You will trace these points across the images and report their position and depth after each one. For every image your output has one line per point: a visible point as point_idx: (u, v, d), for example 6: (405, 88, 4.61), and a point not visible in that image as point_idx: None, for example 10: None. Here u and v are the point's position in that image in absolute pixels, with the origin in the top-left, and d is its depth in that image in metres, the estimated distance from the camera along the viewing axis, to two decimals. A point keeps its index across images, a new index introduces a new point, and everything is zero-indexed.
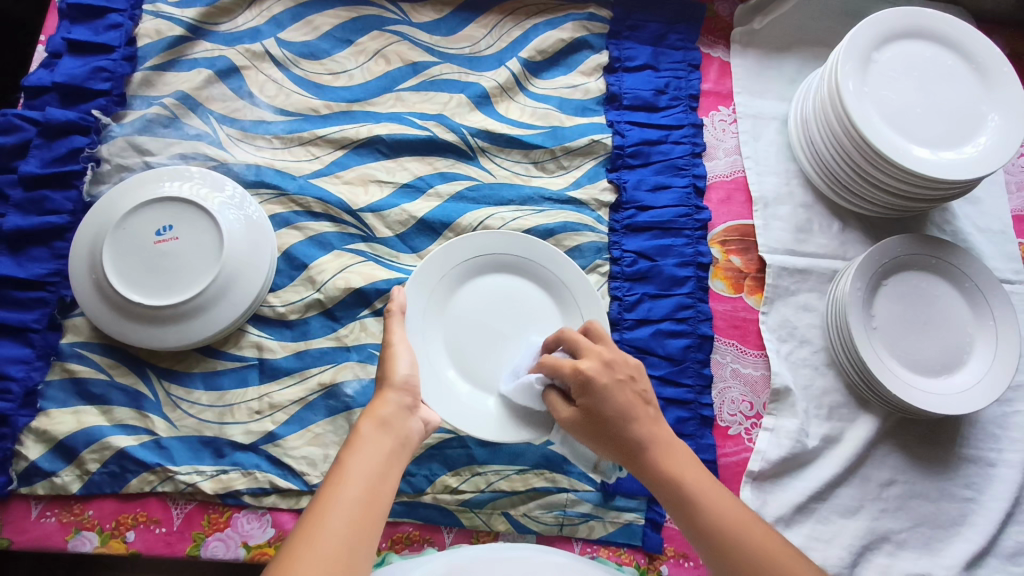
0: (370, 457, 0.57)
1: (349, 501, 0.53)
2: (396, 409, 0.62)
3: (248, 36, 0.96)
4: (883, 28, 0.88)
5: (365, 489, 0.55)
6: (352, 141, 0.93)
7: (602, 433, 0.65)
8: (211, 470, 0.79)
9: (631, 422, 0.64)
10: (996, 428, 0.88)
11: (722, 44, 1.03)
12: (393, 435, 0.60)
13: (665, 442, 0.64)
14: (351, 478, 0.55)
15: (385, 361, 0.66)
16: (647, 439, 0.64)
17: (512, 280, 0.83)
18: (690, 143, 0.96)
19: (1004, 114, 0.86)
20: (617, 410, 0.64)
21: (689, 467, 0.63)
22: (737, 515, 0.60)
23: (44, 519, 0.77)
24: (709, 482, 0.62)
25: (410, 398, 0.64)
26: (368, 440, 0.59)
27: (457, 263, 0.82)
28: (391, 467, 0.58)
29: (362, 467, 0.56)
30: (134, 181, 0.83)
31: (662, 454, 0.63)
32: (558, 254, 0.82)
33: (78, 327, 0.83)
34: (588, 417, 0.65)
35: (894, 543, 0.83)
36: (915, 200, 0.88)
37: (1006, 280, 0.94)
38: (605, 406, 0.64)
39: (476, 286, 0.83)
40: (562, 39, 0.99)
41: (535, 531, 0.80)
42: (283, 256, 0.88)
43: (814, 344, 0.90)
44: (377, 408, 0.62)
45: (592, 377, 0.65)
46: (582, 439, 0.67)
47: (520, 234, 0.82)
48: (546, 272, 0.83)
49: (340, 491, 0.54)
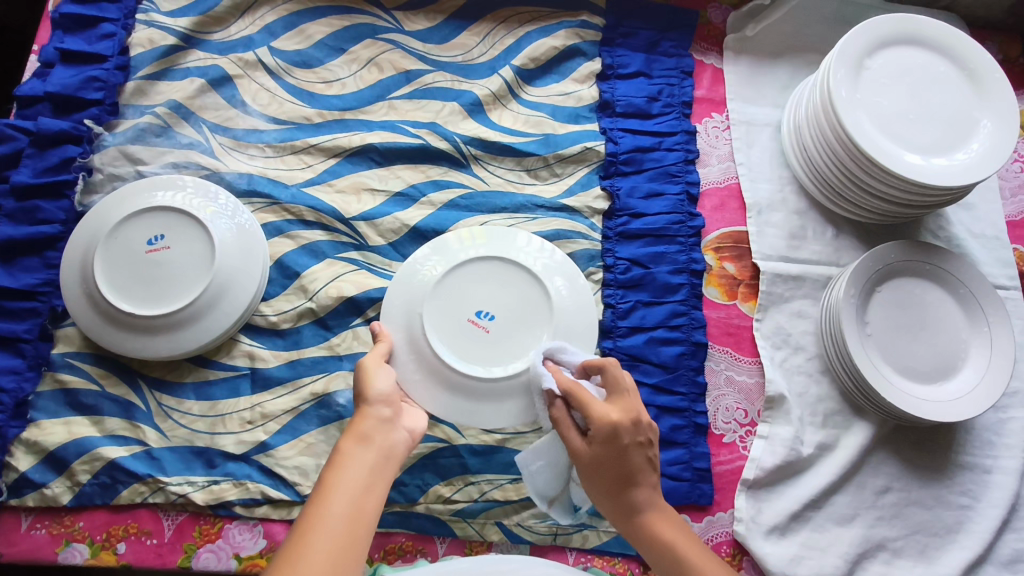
0: (354, 471, 0.57)
1: (332, 519, 0.53)
2: (377, 423, 0.61)
3: (241, 45, 0.96)
4: (875, 35, 0.88)
5: (348, 505, 0.54)
6: (345, 149, 0.93)
7: (614, 483, 0.64)
8: (203, 481, 0.79)
9: (627, 468, 0.63)
10: (992, 435, 0.87)
11: (715, 50, 1.03)
12: (377, 447, 0.60)
13: (663, 509, 0.65)
14: (333, 496, 0.54)
15: (361, 378, 0.65)
16: (644, 502, 0.64)
17: (448, 323, 0.72)
18: (684, 150, 0.96)
19: (996, 120, 0.86)
20: (611, 469, 0.63)
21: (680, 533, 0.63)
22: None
23: (34, 531, 0.77)
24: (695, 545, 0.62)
25: (390, 410, 0.63)
26: (349, 455, 0.58)
27: (424, 279, 0.75)
28: (376, 480, 0.58)
29: (348, 481, 0.56)
30: (125, 193, 0.83)
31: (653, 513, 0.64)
32: (415, 344, 0.72)
33: (69, 337, 0.83)
34: (588, 466, 0.64)
35: (890, 551, 0.82)
36: (909, 207, 0.87)
37: (1000, 286, 0.94)
38: (614, 465, 0.63)
39: (448, 293, 0.73)
40: (556, 46, 0.99)
41: (529, 541, 0.80)
42: (276, 266, 0.88)
43: (809, 351, 0.90)
44: (356, 423, 0.61)
45: (617, 434, 0.62)
46: (586, 477, 0.65)
47: (392, 310, 0.74)
48: (443, 342, 0.71)
49: (322, 509, 0.53)
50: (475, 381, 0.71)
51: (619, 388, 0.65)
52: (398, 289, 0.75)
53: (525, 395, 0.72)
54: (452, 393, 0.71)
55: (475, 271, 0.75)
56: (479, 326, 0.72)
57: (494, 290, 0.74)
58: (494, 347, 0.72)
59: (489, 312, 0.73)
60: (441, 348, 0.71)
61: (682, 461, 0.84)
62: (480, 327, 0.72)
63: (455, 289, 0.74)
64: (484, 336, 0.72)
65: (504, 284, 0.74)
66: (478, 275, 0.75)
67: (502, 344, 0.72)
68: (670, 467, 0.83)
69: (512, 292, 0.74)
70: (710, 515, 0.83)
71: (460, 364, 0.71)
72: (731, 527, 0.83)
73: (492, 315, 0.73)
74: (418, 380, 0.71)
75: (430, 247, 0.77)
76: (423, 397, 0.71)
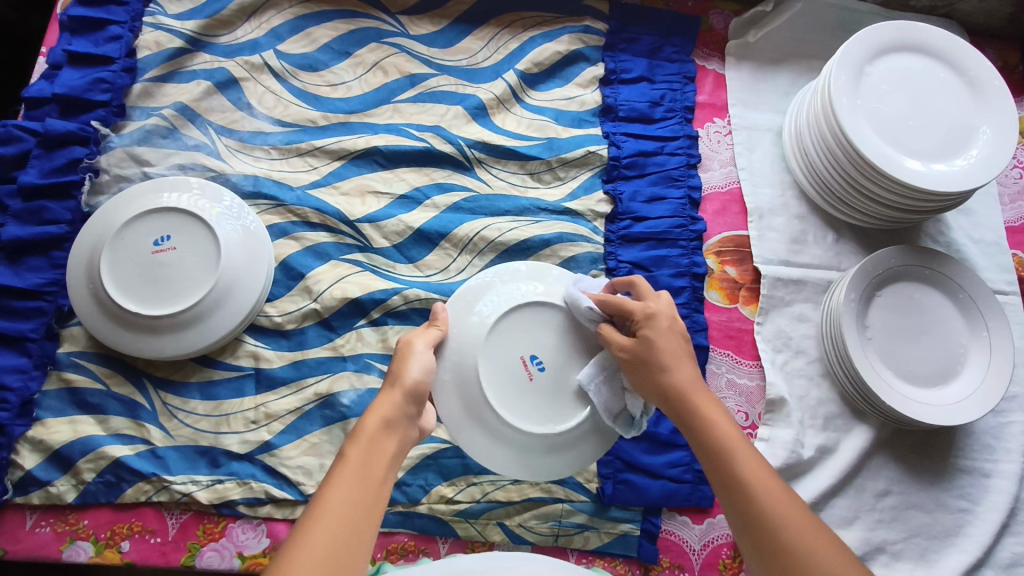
0: (372, 458, 0.55)
1: (345, 507, 0.51)
2: (400, 412, 0.59)
3: (247, 48, 0.97)
4: (876, 42, 0.89)
5: (362, 494, 0.52)
6: (350, 152, 0.94)
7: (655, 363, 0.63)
8: (207, 480, 0.79)
9: (677, 353, 0.63)
10: (991, 439, 0.88)
11: (717, 57, 1.04)
12: (396, 438, 0.58)
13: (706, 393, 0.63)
14: (348, 480, 0.53)
15: (399, 362, 0.63)
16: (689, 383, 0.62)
17: (502, 352, 0.69)
18: (685, 154, 0.97)
19: (995, 126, 0.87)
20: (663, 357, 0.62)
21: (737, 437, 0.60)
22: (790, 509, 0.55)
23: (39, 529, 0.77)
24: (754, 453, 0.59)
25: (415, 407, 0.61)
26: (369, 441, 0.56)
27: (507, 298, 0.71)
28: (390, 471, 0.56)
29: (364, 467, 0.54)
30: (133, 193, 0.83)
31: (714, 410, 0.61)
32: (466, 350, 0.69)
33: (75, 336, 0.83)
34: (636, 363, 0.63)
35: (889, 554, 0.83)
36: (909, 212, 0.88)
37: (999, 291, 0.95)
38: (661, 344, 0.63)
39: (518, 324, 0.70)
40: (559, 51, 1.00)
41: (531, 541, 0.81)
42: (281, 267, 0.88)
43: (809, 355, 0.91)
44: (379, 408, 0.58)
45: (659, 317, 0.64)
46: (630, 362, 0.64)
47: (461, 306, 0.71)
48: (488, 365, 0.68)
49: (336, 491, 0.52)
50: (491, 416, 0.68)
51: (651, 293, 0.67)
52: (473, 289, 0.72)
53: (528, 454, 0.69)
54: (465, 412, 0.69)
55: (552, 315, 0.70)
56: (525, 370, 0.69)
57: (560, 344, 0.69)
58: (530, 397, 0.68)
59: (541, 361, 0.69)
60: (483, 370, 0.68)
61: (683, 463, 0.84)
62: (527, 371, 0.69)
63: (523, 324, 0.70)
64: (526, 381, 0.68)
65: (569, 341, 0.69)
66: (548, 321, 0.70)
67: (537, 398, 0.68)
68: (672, 469, 0.84)
69: (573, 356, 0.69)
70: (711, 517, 0.84)
71: (489, 393, 0.68)
72: None
73: (544, 366, 0.69)
74: (446, 384, 0.69)
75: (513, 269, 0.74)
76: (443, 403, 0.69)
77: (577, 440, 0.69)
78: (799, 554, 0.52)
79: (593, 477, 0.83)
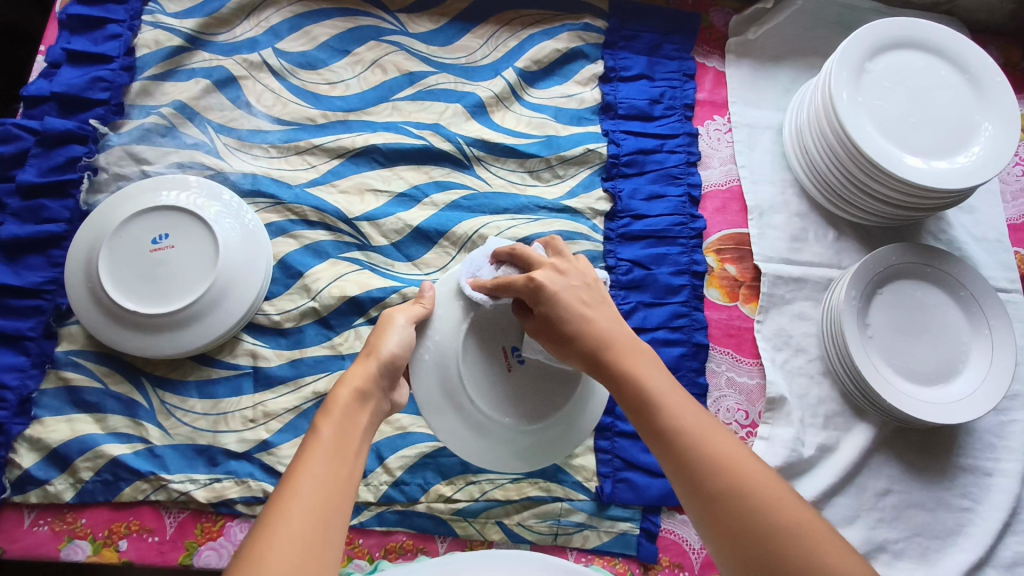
0: (348, 428, 0.55)
1: (322, 471, 0.50)
2: (374, 381, 0.59)
3: (246, 46, 0.97)
4: (876, 38, 0.89)
5: (338, 460, 0.51)
6: (348, 150, 0.93)
7: (562, 334, 0.59)
8: (205, 479, 0.79)
9: (586, 314, 0.59)
10: (993, 438, 0.87)
11: (717, 54, 1.04)
12: (368, 410, 0.58)
13: (626, 343, 0.59)
14: (326, 447, 0.52)
15: (378, 334, 0.63)
16: (605, 338, 0.58)
17: (487, 339, 0.67)
18: (685, 152, 0.96)
19: (997, 122, 0.86)
20: (567, 323, 0.59)
21: (665, 385, 0.56)
22: (731, 452, 0.52)
23: (37, 527, 0.77)
24: (684, 399, 0.55)
25: (389, 380, 0.61)
26: (344, 408, 0.56)
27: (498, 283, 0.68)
28: (363, 443, 0.56)
29: (340, 435, 0.53)
30: (132, 191, 0.83)
31: (636, 360, 0.57)
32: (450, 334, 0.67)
33: (74, 335, 0.83)
34: (548, 337, 0.61)
35: (890, 553, 0.82)
36: (910, 209, 0.88)
37: (1001, 289, 0.94)
38: (557, 315, 0.59)
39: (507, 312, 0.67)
40: (558, 49, 1.00)
41: (529, 540, 0.80)
42: (279, 265, 0.88)
43: (809, 353, 0.90)
44: (353, 378, 0.58)
45: (543, 284, 0.60)
46: (546, 340, 0.61)
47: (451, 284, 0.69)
48: (471, 351, 0.66)
49: (314, 456, 0.51)
50: (467, 405, 0.67)
51: (535, 259, 0.64)
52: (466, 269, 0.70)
53: (496, 446, 0.69)
54: (441, 395, 0.67)
55: None
56: (505, 361, 0.67)
57: None
58: (505, 388, 0.67)
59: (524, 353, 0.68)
60: (465, 358, 0.66)
61: None
62: (507, 361, 0.67)
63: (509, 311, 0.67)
64: (504, 372, 0.67)
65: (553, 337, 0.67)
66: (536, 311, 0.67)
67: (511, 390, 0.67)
68: None
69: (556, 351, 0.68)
70: None
71: (468, 380, 0.66)
72: None
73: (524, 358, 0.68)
74: (427, 365, 0.67)
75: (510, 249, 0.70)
76: (418, 383, 0.68)
77: (548, 436, 0.69)
78: (736, 490, 0.49)
79: (592, 476, 0.83)
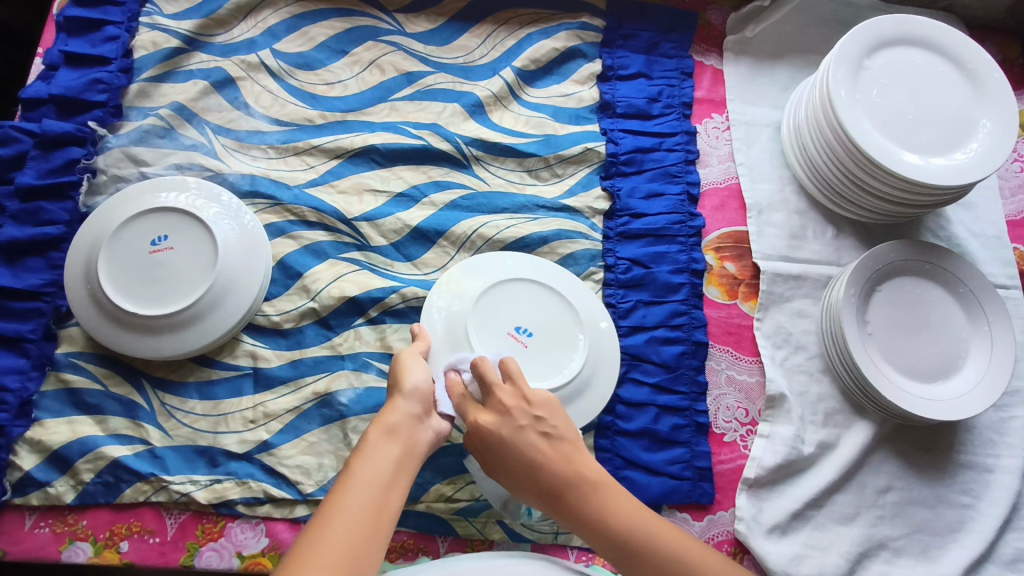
0: (380, 464, 0.58)
1: (356, 508, 0.54)
2: (406, 416, 0.62)
3: (244, 47, 0.97)
4: (874, 36, 0.89)
5: (372, 497, 0.55)
6: (347, 151, 0.93)
7: (518, 480, 0.63)
8: (205, 480, 0.79)
9: (539, 454, 0.63)
10: (994, 434, 0.87)
11: (715, 52, 1.04)
12: (400, 443, 0.60)
13: (585, 479, 0.62)
14: (358, 485, 0.55)
15: (397, 371, 0.66)
16: (562, 481, 0.62)
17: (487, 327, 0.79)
18: (684, 150, 0.96)
19: (995, 119, 0.86)
20: (521, 470, 0.63)
21: (635, 513, 0.61)
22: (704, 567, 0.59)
23: (38, 529, 0.77)
24: (654, 521, 0.61)
25: (422, 408, 0.64)
26: (375, 447, 0.59)
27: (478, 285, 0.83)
28: (397, 476, 0.58)
29: (371, 473, 0.57)
30: (131, 192, 0.83)
31: (603, 495, 0.61)
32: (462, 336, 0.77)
33: (73, 337, 0.83)
34: (507, 477, 0.64)
35: (891, 550, 0.82)
36: (906, 206, 0.88)
37: (1001, 285, 0.94)
38: (507, 460, 0.63)
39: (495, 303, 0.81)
40: (556, 48, 1.00)
41: (530, 539, 0.80)
42: (278, 266, 0.88)
43: (809, 350, 0.90)
44: (385, 416, 0.62)
45: (491, 433, 0.64)
46: (504, 482, 0.65)
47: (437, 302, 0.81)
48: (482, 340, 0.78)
49: (344, 500, 0.54)
50: None
51: (494, 380, 0.66)
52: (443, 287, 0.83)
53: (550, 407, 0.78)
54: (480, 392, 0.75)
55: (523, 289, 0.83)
56: (516, 340, 0.80)
57: (533, 311, 0.82)
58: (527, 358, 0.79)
59: (527, 329, 0.80)
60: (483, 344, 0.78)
61: (683, 460, 0.84)
62: (518, 341, 0.80)
63: (503, 299, 0.82)
64: (522, 349, 0.79)
65: (543, 306, 0.82)
66: (524, 293, 0.83)
67: (532, 361, 0.79)
68: (671, 466, 0.83)
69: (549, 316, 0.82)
70: (711, 514, 0.83)
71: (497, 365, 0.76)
72: (732, 526, 0.83)
73: (529, 332, 0.80)
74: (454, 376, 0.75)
75: (489, 257, 0.86)
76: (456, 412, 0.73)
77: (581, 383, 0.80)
78: None
79: None
